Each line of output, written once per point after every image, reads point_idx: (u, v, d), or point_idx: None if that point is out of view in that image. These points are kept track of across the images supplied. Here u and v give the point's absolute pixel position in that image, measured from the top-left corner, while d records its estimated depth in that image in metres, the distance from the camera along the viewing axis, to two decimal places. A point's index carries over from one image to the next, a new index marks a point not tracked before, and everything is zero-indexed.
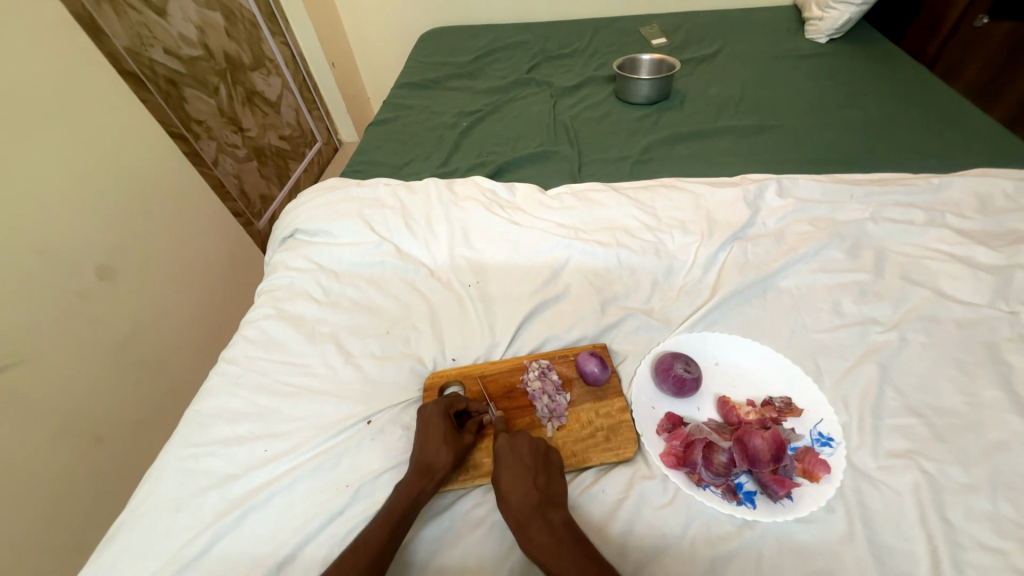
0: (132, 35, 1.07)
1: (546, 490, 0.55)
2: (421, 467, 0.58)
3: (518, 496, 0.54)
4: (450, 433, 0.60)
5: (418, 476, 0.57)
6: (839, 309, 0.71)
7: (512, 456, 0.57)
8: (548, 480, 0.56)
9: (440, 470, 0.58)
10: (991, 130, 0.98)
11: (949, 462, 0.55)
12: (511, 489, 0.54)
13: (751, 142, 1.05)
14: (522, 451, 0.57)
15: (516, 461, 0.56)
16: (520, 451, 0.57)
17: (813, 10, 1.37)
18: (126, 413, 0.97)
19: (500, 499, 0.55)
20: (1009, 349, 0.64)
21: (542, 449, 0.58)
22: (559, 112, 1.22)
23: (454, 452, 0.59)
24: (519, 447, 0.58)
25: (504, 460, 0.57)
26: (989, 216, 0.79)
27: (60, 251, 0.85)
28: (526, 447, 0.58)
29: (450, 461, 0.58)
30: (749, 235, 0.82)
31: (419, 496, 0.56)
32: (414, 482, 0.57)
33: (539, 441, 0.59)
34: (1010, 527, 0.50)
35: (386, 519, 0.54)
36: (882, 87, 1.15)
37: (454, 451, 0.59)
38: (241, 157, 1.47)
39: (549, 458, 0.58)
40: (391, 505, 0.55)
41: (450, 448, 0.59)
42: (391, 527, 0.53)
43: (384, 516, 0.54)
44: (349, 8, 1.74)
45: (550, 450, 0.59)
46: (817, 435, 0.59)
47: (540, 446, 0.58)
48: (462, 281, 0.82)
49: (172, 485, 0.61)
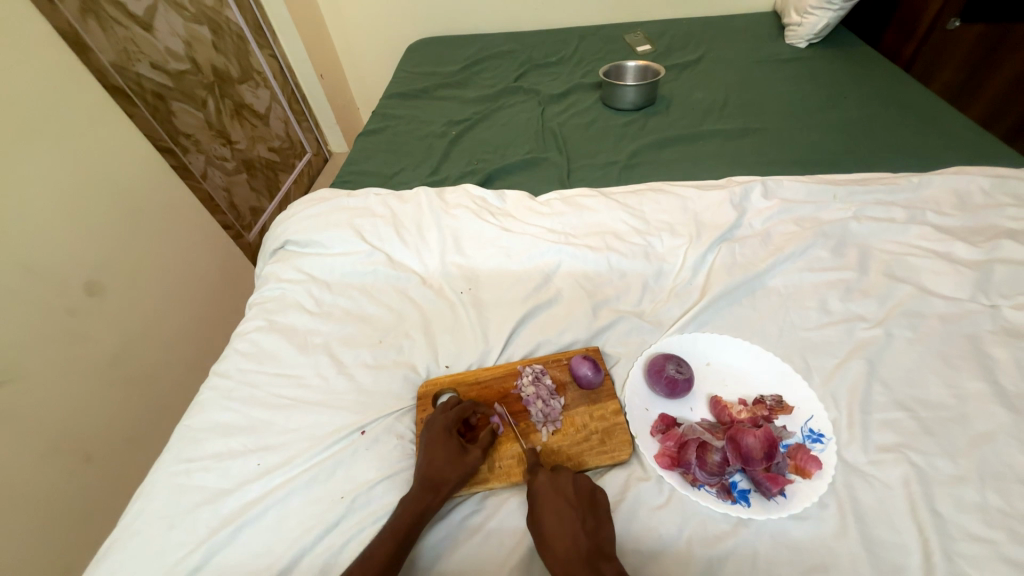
0: (119, 50, 1.07)
1: (595, 536, 0.51)
2: (426, 482, 0.57)
3: (565, 544, 0.50)
4: (455, 449, 0.59)
5: (423, 491, 0.56)
6: (825, 306, 0.73)
7: (556, 497, 0.54)
8: (597, 525, 0.52)
9: (445, 487, 0.57)
10: (967, 129, 1.01)
11: (937, 454, 0.56)
12: (557, 536, 0.51)
13: (736, 145, 1.07)
14: (567, 493, 0.55)
15: (560, 503, 0.54)
16: (564, 491, 0.55)
17: (792, 15, 1.41)
18: (115, 431, 0.96)
19: (546, 547, 0.51)
20: (992, 341, 0.65)
21: (589, 492, 0.55)
22: (548, 119, 1.24)
23: (461, 467, 0.58)
24: (563, 487, 0.55)
25: (548, 502, 0.54)
26: (968, 213, 0.81)
27: (47, 267, 0.85)
28: (570, 488, 0.55)
29: (456, 477, 0.57)
30: (736, 237, 0.84)
31: (425, 511, 0.55)
32: (419, 498, 0.56)
33: (582, 480, 0.56)
34: (997, 516, 0.51)
35: (390, 535, 0.53)
36: (861, 89, 1.18)
37: (460, 466, 0.58)
38: (230, 169, 1.46)
39: (596, 499, 0.55)
40: (394, 521, 0.54)
41: (457, 462, 0.58)
42: (396, 543, 0.53)
43: (388, 532, 0.54)
44: (336, 20, 1.75)
45: (596, 490, 0.56)
46: (807, 431, 0.59)
47: (586, 487, 0.55)
48: (454, 288, 0.82)
49: (163, 502, 0.60)
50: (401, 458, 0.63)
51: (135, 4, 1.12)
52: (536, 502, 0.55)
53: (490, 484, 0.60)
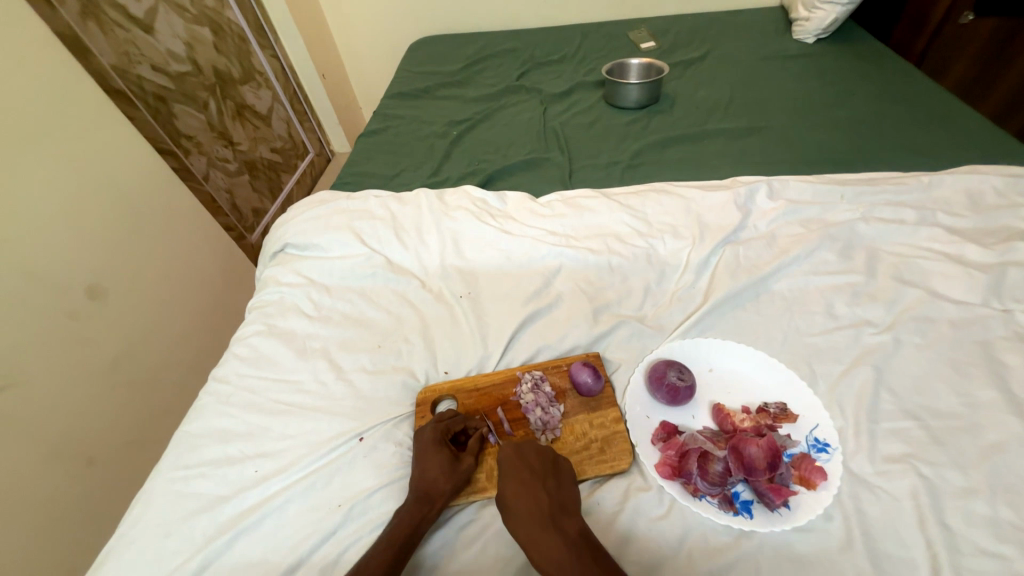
0: (119, 53, 1.07)
1: (556, 496, 0.55)
2: (420, 493, 0.56)
3: (529, 506, 0.54)
4: (448, 461, 0.59)
5: (418, 502, 0.56)
6: (832, 311, 0.71)
7: (519, 465, 0.57)
8: (557, 486, 0.56)
9: (440, 499, 0.56)
10: (980, 127, 0.99)
11: (947, 464, 0.55)
12: (522, 499, 0.54)
13: (742, 144, 1.05)
14: (530, 460, 0.57)
15: (524, 470, 0.56)
16: (528, 459, 0.57)
17: (800, 10, 1.38)
18: (117, 434, 0.96)
19: (509, 510, 0.54)
20: (1004, 348, 0.64)
21: (550, 458, 0.58)
22: (550, 118, 1.22)
23: (454, 477, 0.58)
24: (526, 455, 0.58)
25: (511, 469, 0.57)
26: (980, 213, 0.79)
27: (47, 272, 0.85)
28: (533, 455, 0.58)
29: (450, 489, 0.57)
30: (741, 239, 0.82)
31: (421, 522, 0.55)
32: (414, 510, 0.55)
33: (545, 448, 0.59)
34: (1010, 530, 0.50)
35: (387, 547, 0.53)
36: (870, 86, 1.15)
37: (454, 475, 0.58)
38: (232, 170, 1.47)
39: (555, 463, 0.58)
40: (388, 534, 0.54)
41: (449, 472, 0.58)
42: (393, 554, 0.52)
43: (383, 544, 0.53)
44: (338, 19, 1.74)
45: (558, 457, 0.59)
46: (813, 441, 0.58)
47: (547, 454, 0.58)
48: (453, 291, 0.81)
49: (161, 509, 0.60)
50: (399, 466, 0.62)
51: (136, 6, 1.12)
52: (501, 469, 0.57)
53: (487, 493, 0.59)
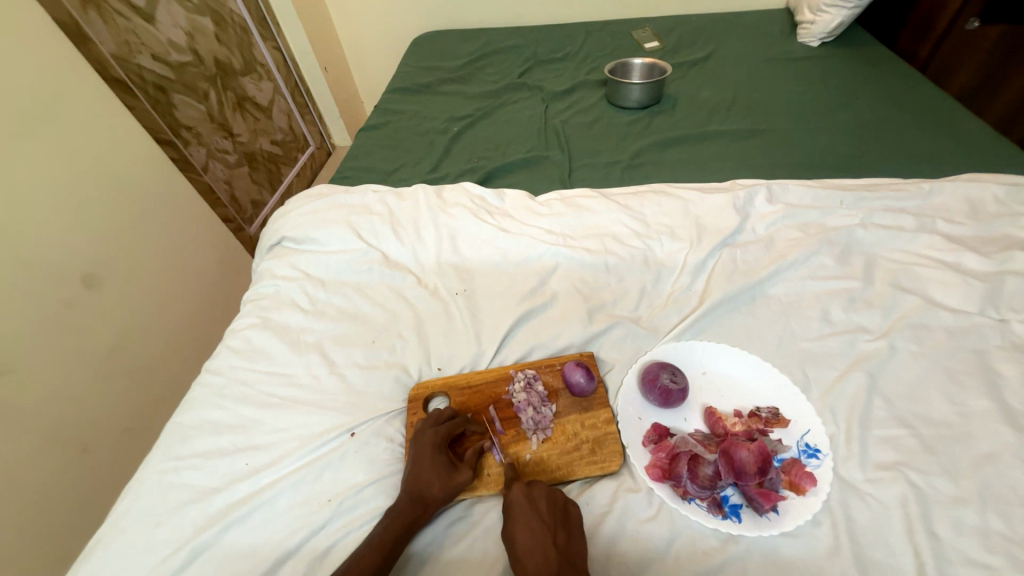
0: (119, 42, 1.07)
1: (565, 550, 0.50)
2: (412, 497, 0.56)
3: (536, 557, 0.49)
4: (444, 468, 0.58)
5: (410, 504, 0.56)
6: (827, 317, 0.71)
7: (528, 510, 0.53)
8: (567, 539, 0.51)
9: (433, 505, 0.56)
10: (983, 135, 0.98)
11: (937, 473, 0.55)
12: (528, 549, 0.50)
13: (743, 147, 1.04)
14: (540, 507, 0.54)
15: (533, 517, 0.53)
16: (537, 505, 0.54)
17: (806, 12, 1.37)
18: (113, 422, 0.96)
19: (515, 561, 0.50)
20: (999, 357, 0.63)
21: (563, 508, 0.54)
22: (551, 116, 1.22)
23: (449, 486, 0.57)
24: (536, 501, 0.54)
25: (519, 515, 0.53)
26: (980, 222, 0.79)
27: (45, 260, 0.85)
28: (544, 501, 0.54)
29: (444, 496, 0.57)
30: (739, 242, 0.82)
31: (412, 525, 0.55)
32: (406, 512, 0.55)
33: (557, 494, 0.55)
34: (998, 541, 0.50)
35: (376, 548, 0.52)
36: (873, 90, 1.14)
37: (449, 484, 0.57)
38: (232, 162, 1.46)
39: (567, 513, 0.54)
40: (377, 533, 0.54)
41: (445, 480, 0.57)
42: (382, 556, 0.52)
43: (372, 543, 0.53)
44: (340, 12, 1.73)
45: (569, 505, 0.55)
46: (803, 446, 0.58)
47: (559, 501, 0.55)
48: (449, 288, 0.81)
49: (150, 500, 0.60)
50: (389, 462, 0.62)
51: None
52: (509, 515, 0.54)
53: (477, 492, 0.59)
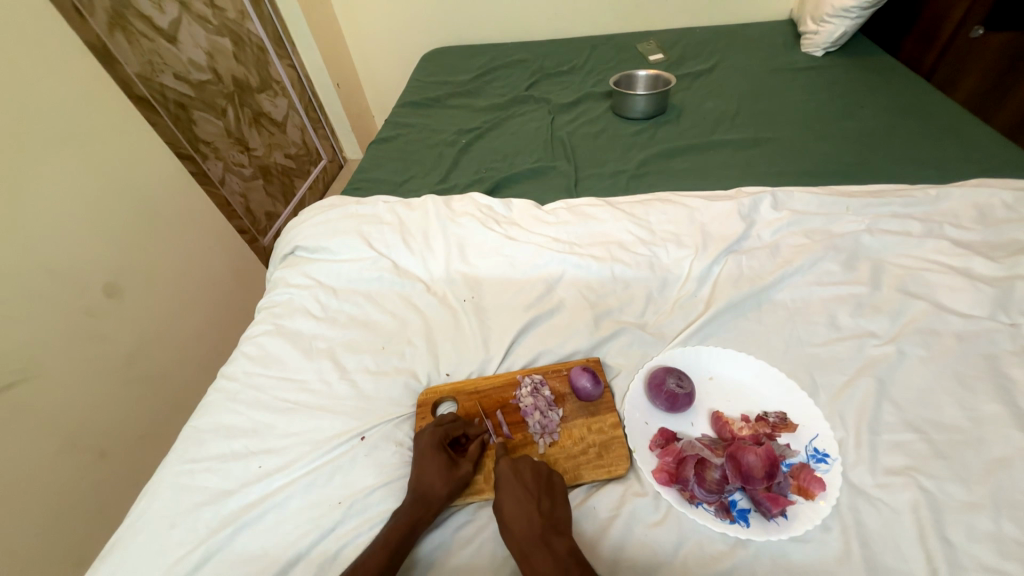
0: (142, 61, 1.14)
1: (549, 516, 0.53)
2: (415, 496, 0.57)
3: (521, 525, 0.52)
4: (445, 466, 0.59)
5: (414, 503, 0.56)
6: (834, 322, 0.71)
7: (514, 480, 0.56)
8: (551, 505, 0.55)
9: (436, 504, 0.57)
10: (990, 141, 0.98)
11: (949, 479, 0.54)
12: (515, 517, 0.53)
13: (748, 155, 1.05)
14: (525, 477, 0.57)
15: (519, 486, 0.56)
16: (523, 476, 0.57)
17: (809, 24, 1.39)
18: (129, 428, 0.99)
19: (503, 526, 0.53)
20: (1011, 362, 0.63)
21: (546, 476, 0.57)
22: (557, 128, 1.24)
23: (451, 482, 0.58)
24: (522, 472, 0.57)
25: (506, 484, 0.56)
26: (989, 227, 0.78)
27: (69, 270, 0.88)
28: (529, 472, 0.57)
29: (446, 494, 0.57)
30: (744, 248, 0.82)
31: (416, 524, 0.55)
32: (410, 511, 0.56)
33: (542, 465, 0.58)
34: (1014, 547, 0.49)
35: (382, 548, 0.53)
36: (879, 98, 1.15)
37: (450, 482, 0.58)
38: (247, 175, 1.51)
39: (552, 482, 0.57)
40: (383, 534, 0.55)
41: (446, 478, 0.58)
42: (388, 556, 0.53)
43: (379, 544, 0.54)
44: (353, 30, 1.79)
45: (553, 474, 0.58)
46: (812, 451, 0.58)
47: (543, 471, 0.58)
48: (457, 295, 0.82)
49: (167, 501, 0.61)
50: (398, 466, 0.63)
51: (161, 18, 1.18)
52: (496, 483, 0.57)
53: (484, 495, 0.59)
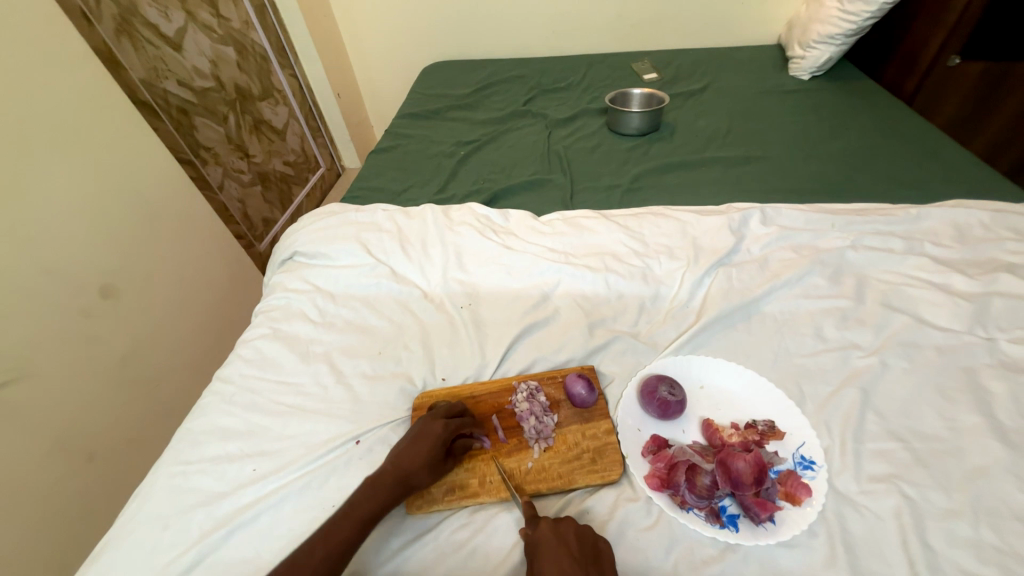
0: (148, 68, 1.16)
1: None
2: (397, 475, 0.57)
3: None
4: (437, 458, 0.59)
5: (395, 483, 0.57)
6: (821, 334, 0.73)
7: (558, 546, 0.51)
8: None
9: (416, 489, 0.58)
10: (968, 164, 1.03)
11: (930, 486, 0.56)
12: None
13: (738, 172, 1.09)
14: (569, 543, 0.51)
15: (564, 554, 0.50)
16: (568, 541, 0.51)
17: (796, 49, 1.45)
18: (118, 431, 0.97)
19: None
20: (988, 375, 0.65)
21: (593, 545, 0.52)
22: (554, 142, 1.27)
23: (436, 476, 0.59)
24: (566, 537, 0.52)
25: (550, 552, 0.50)
26: (966, 246, 0.82)
27: (66, 269, 0.88)
28: (573, 538, 0.52)
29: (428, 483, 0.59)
30: (734, 262, 0.85)
31: (391, 502, 0.57)
32: (390, 491, 0.57)
33: (586, 531, 0.53)
34: (991, 552, 0.51)
35: (357, 521, 0.55)
36: (863, 121, 1.20)
37: (435, 475, 0.59)
38: (246, 181, 1.53)
39: (598, 551, 0.51)
40: (357, 499, 0.57)
41: (433, 472, 0.59)
42: (360, 527, 0.55)
43: (351, 509, 0.56)
44: (354, 42, 1.82)
45: (598, 541, 0.52)
46: (799, 458, 0.59)
47: (588, 538, 0.52)
48: (454, 302, 0.84)
49: (159, 503, 0.61)
50: None
51: (166, 25, 1.21)
52: (536, 549, 0.51)
53: (479, 498, 0.60)
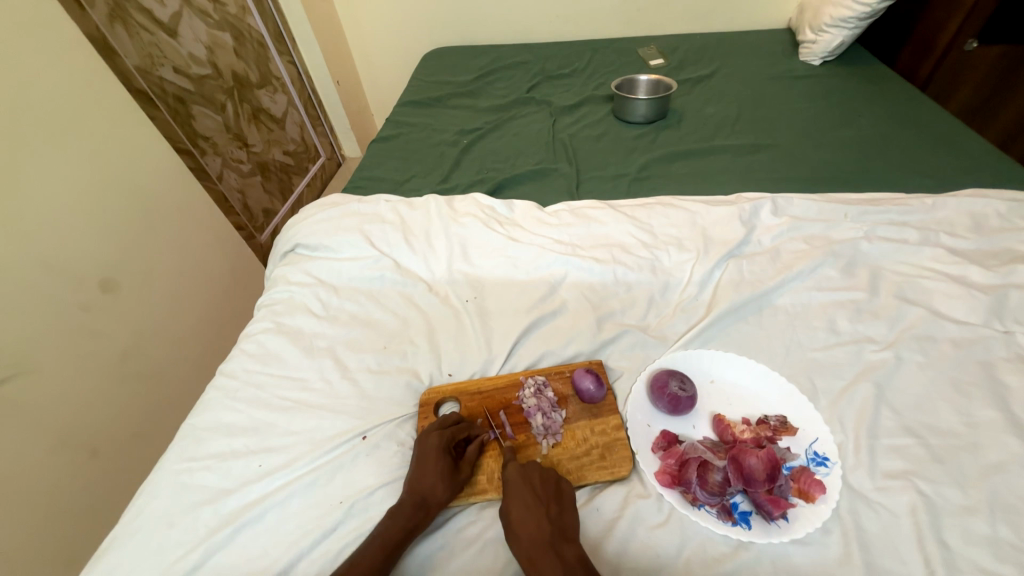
0: (143, 54, 1.13)
1: (557, 521, 0.53)
2: (415, 499, 0.56)
3: (529, 529, 0.53)
4: (448, 468, 0.59)
5: (414, 507, 0.56)
6: (834, 327, 0.72)
7: (522, 485, 0.57)
8: (559, 511, 0.55)
9: (437, 508, 0.57)
10: (984, 151, 1.00)
11: (946, 483, 0.55)
12: (523, 522, 0.53)
13: (747, 161, 1.07)
14: (533, 481, 0.57)
15: (527, 493, 0.56)
16: (532, 482, 0.57)
17: (807, 33, 1.40)
18: (122, 426, 0.97)
19: (511, 533, 0.54)
20: (1006, 369, 0.64)
21: (554, 481, 0.58)
22: (559, 130, 1.25)
23: (452, 487, 0.58)
24: (529, 477, 0.58)
25: (515, 492, 0.56)
26: (983, 236, 0.80)
27: (65, 264, 0.87)
28: (536, 478, 0.58)
29: (447, 497, 0.57)
30: (745, 253, 0.83)
31: (414, 527, 0.55)
32: (410, 514, 0.56)
33: (548, 471, 0.59)
34: (1008, 550, 0.50)
35: (380, 548, 0.53)
36: (876, 108, 1.17)
37: (451, 485, 0.58)
38: (245, 171, 1.50)
39: (559, 488, 0.57)
40: (380, 532, 0.55)
41: (449, 482, 0.58)
42: (385, 555, 0.53)
43: (372, 541, 0.54)
44: (353, 27, 1.77)
45: (561, 479, 0.58)
46: (812, 454, 0.58)
47: (551, 477, 0.58)
48: (460, 296, 0.82)
49: (165, 500, 0.61)
50: (401, 465, 0.63)
51: (161, 10, 1.17)
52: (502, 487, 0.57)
53: (487, 495, 0.60)
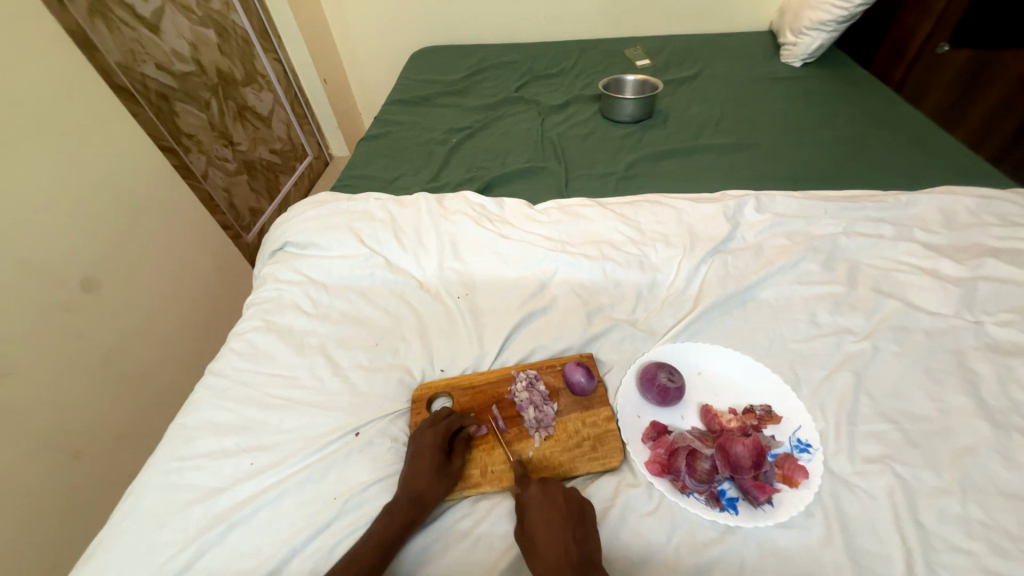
0: (124, 50, 1.11)
1: (584, 546, 0.51)
2: (409, 495, 0.57)
3: (555, 551, 0.51)
4: (441, 464, 0.59)
5: (409, 503, 0.56)
6: (815, 319, 0.74)
7: (547, 506, 0.55)
8: (585, 535, 0.53)
9: (432, 503, 0.57)
10: (954, 150, 1.04)
11: (921, 466, 0.58)
12: (549, 545, 0.51)
13: (730, 159, 1.09)
14: (558, 502, 0.55)
15: (552, 513, 0.54)
16: (556, 503, 0.55)
17: (788, 35, 1.44)
18: (106, 428, 0.95)
19: (536, 557, 0.51)
20: (975, 357, 0.67)
21: (579, 504, 0.56)
22: (547, 129, 1.26)
23: (446, 482, 0.58)
24: (553, 497, 0.56)
25: (539, 512, 0.55)
26: (954, 231, 0.83)
27: (45, 263, 0.85)
28: (561, 498, 0.56)
29: (442, 493, 0.58)
30: (729, 249, 0.85)
31: (409, 523, 0.56)
32: (405, 510, 0.56)
33: (572, 492, 0.57)
34: (978, 528, 0.53)
35: (376, 545, 0.54)
36: (853, 108, 1.21)
37: (445, 480, 0.59)
38: (231, 170, 1.48)
39: (584, 510, 0.55)
40: (376, 530, 0.55)
41: (442, 477, 0.59)
42: (381, 552, 0.53)
43: (368, 538, 0.54)
44: (340, 25, 1.76)
45: (584, 500, 0.56)
46: (795, 441, 0.60)
47: (575, 498, 0.56)
48: (451, 292, 0.83)
49: (155, 500, 0.60)
50: (394, 461, 0.63)
51: (142, 6, 1.15)
52: (526, 509, 0.56)
53: (481, 488, 0.60)
